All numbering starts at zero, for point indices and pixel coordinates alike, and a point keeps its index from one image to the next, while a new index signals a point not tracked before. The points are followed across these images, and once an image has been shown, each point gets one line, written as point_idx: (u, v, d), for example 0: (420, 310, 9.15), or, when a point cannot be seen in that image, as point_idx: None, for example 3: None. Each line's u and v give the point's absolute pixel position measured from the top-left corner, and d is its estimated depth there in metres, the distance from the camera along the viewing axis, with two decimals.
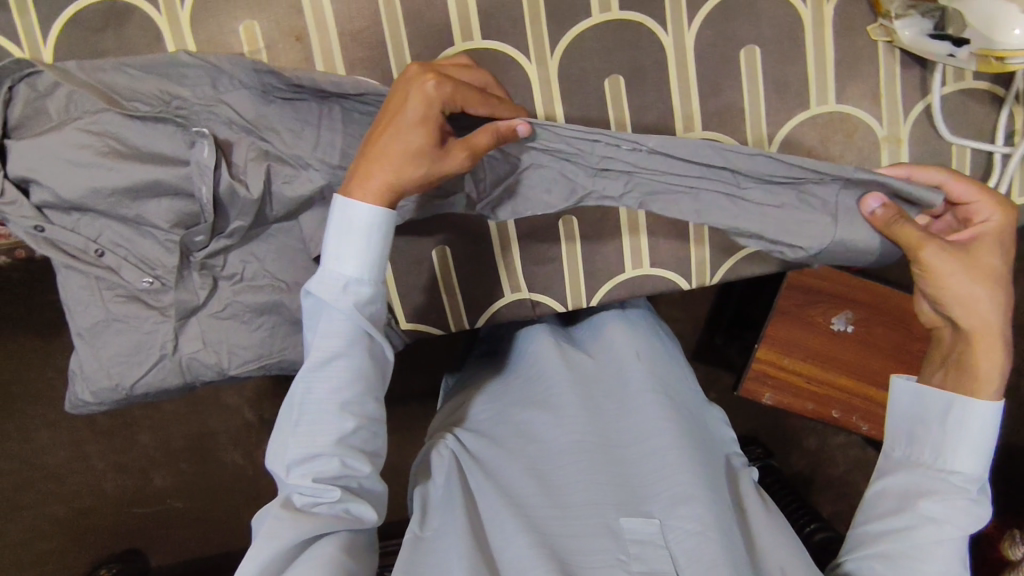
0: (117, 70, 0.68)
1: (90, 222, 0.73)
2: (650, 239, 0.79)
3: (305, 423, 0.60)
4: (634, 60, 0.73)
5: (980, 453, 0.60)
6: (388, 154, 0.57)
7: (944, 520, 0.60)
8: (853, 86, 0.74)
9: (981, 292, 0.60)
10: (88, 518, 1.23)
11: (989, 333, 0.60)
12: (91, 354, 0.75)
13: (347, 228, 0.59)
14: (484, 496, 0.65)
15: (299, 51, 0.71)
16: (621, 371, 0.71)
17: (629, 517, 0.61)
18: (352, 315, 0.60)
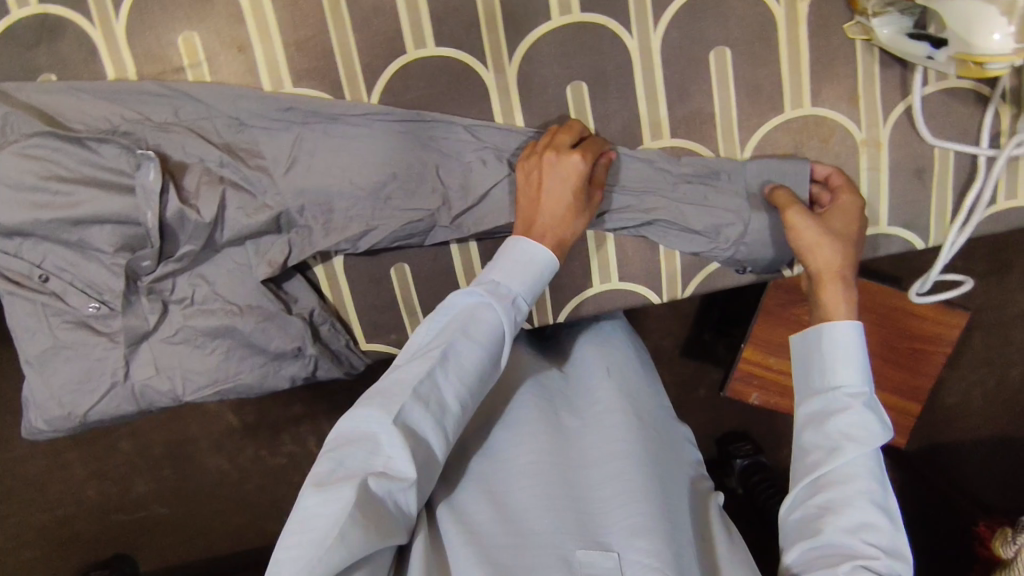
0: (67, 93, 0.66)
1: (33, 247, 0.70)
2: (620, 252, 0.75)
3: (421, 394, 0.53)
4: (597, 65, 0.69)
5: (857, 365, 0.58)
6: (552, 206, 0.63)
7: (848, 439, 0.56)
8: (830, 87, 0.70)
9: (828, 237, 0.62)
10: (72, 527, 1.20)
11: (831, 272, 0.61)
12: (42, 383, 0.72)
13: (527, 257, 0.60)
14: (439, 520, 0.59)
15: (242, 64, 0.68)
16: (593, 393, 0.68)
17: (588, 550, 0.57)
18: (508, 325, 0.58)
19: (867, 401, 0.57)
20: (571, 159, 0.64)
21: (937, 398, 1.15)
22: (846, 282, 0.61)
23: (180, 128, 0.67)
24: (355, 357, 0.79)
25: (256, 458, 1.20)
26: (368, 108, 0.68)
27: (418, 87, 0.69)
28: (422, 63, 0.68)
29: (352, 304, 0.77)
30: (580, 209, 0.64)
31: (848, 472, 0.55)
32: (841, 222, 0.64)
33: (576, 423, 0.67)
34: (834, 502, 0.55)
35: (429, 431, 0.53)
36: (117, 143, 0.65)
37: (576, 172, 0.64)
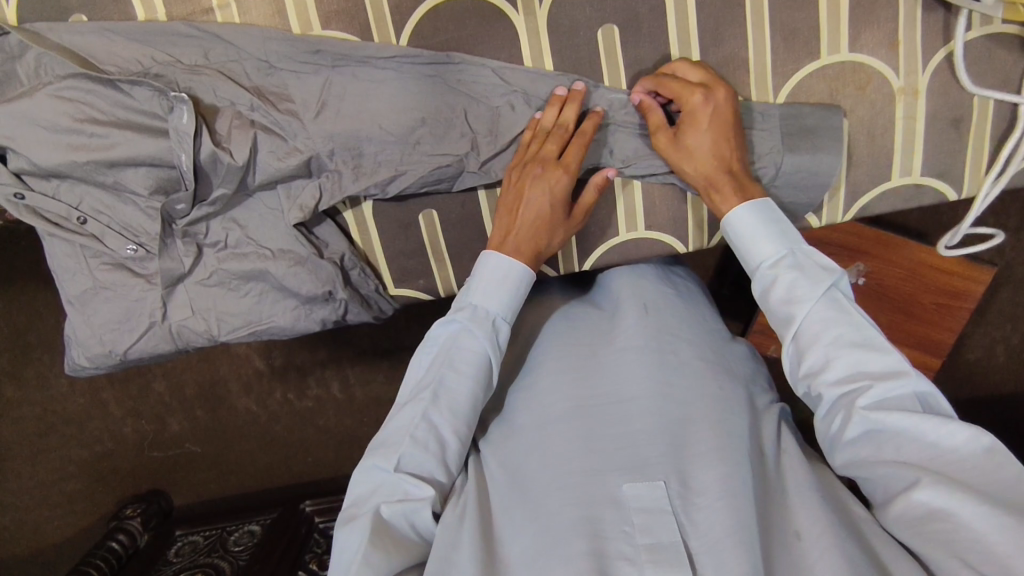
0: (97, 34, 0.66)
1: (70, 189, 0.72)
2: (647, 200, 0.74)
3: (416, 437, 0.61)
4: (629, 7, 0.67)
5: (764, 234, 0.63)
6: (536, 202, 0.66)
7: (796, 302, 0.60)
8: (868, 32, 0.68)
9: (690, 145, 0.65)
10: (112, 461, 1.27)
11: (708, 179, 0.66)
12: (84, 321, 0.75)
13: (506, 274, 0.65)
14: (493, 475, 0.65)
15: (271, 5, 0.67)
16: (625, 329, 0.68)
17: (633, 483, 0.59)
18: (489, 350, 0.64)
19: (794, 254, 0.62)
20: (558, 177, 0.66)
21: (959, 354, 1.14)
22: (729, 181, 0.65)
23: (210, 71, 0.67)
24: (383, 301, 0.80)
25: (285, 400, 1.24)
26: (396, 50, 0.67)
27: (447, 30, 0.68)
28: (452, 4, 0.67)
29: (380, 249, 0.77)
30: (560, 219, 0.67)
31: (815, 331, 0.59)
32: (702, 112, 0.65)
33: (612, 357, 0.67)
34: (815, 367, 0.59)
35: (437, 431, 0.62)
36: (150, 85, 0.66)
37: (560, 188, 0.66)
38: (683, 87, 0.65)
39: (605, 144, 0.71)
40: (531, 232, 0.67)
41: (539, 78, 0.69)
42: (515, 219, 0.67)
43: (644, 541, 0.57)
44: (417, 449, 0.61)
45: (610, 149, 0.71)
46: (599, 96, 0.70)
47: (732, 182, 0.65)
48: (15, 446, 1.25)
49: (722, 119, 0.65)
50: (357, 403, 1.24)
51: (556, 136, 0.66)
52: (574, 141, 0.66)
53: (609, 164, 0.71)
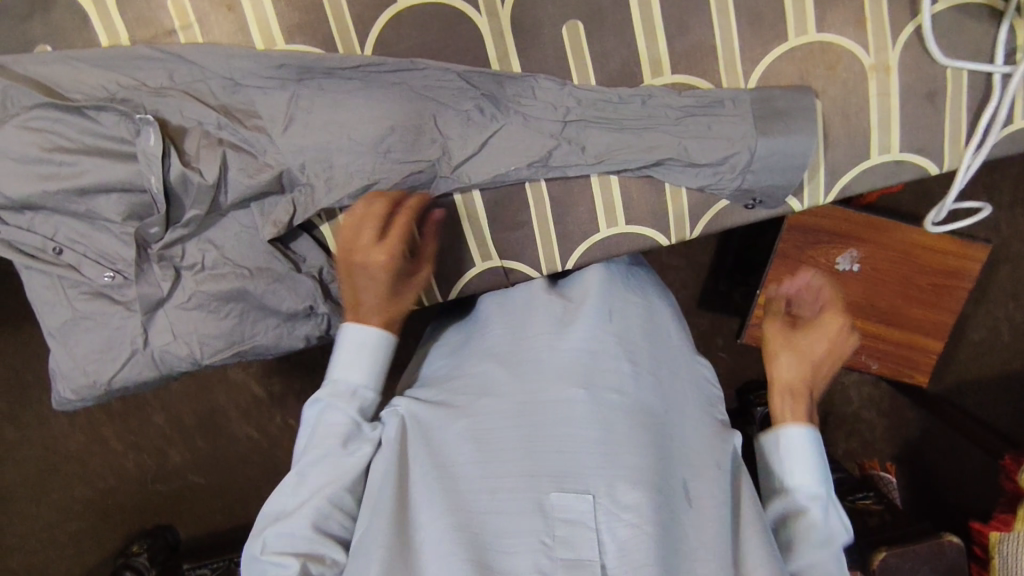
0: (63, 63, 0.66)
1: (45, 220, 0.72)
2: (625, 194, 0.73)
3: (284, 515, 0.65)
4: (590, 3, 0.67)
5: (811, 472, 0.70)
6: (362, 280, 0.66)
7: (807, 546, 0.68)
8: (834, 12, 0.67)
9: (813, 349, 0.74)
10: (114, 500, 1.24)
11: (782, 385, 0.74)
12: (65, 353, 0.74)
13: (361, 347, 0.67)
14: (417, 461, 0.67)
15: (233, 22, 0.67)
16: (580, 327, 0.69)
17: (562, 493, 0.62)
18: (352, 417, 0.67)
19: (825, 505, 0.69)
20: (382, 262, 0.65)
21: (959, 336, 1.12)
22: (790, 397, 0.73)
23: (175, 92, 0.66)
24: None
25: (284, 425, 1.24)
26: (361, 60, 0.67)
27: (412, 37, 0.68)
28: (414, 11, 0.67)
29: None
30: (396, 290, 0.68)
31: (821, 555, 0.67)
32: (823, 326, 0.74)
33: (560, 354, 0.68)
34: (793, 525, 0.69)
35: (307, 507, 0.65)
36: (116, 110, 0.65)
37: (394, 271, 0.65)
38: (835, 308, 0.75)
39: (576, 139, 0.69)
40: (381, 309, 0.68)
41: (509, 78, 0.69)
42: (360, 297, 0.67)
43: (562, 556, 0.60)
44: (286, 526, 0.64)
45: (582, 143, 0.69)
46: (568, 93, 0.69)
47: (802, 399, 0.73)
48: (13, 489, 1.23)
49: (839, 351, 0.74)
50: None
51: (376, 216, 0.65)
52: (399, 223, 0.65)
53: (582, 160, 0.69)
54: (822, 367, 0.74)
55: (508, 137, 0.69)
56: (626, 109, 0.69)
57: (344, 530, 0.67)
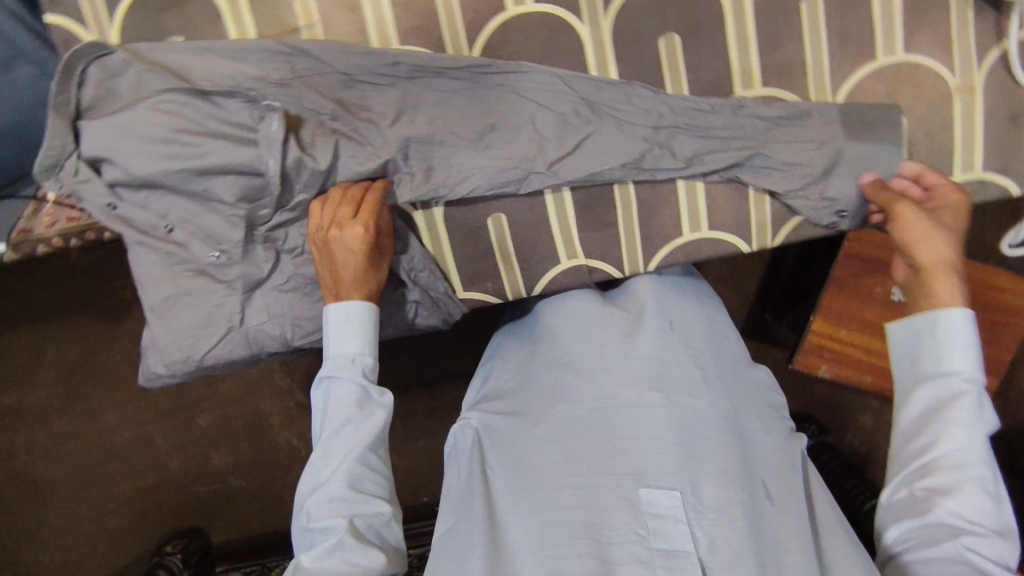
0: (195, 53, 0.71)
1: (159, 199, 0.75)
2: (710, 200, 0.76)
3: (317, 492, 0.67)
4: (688, 18, 0.71)
5: (970, 351, 0.65)
6: (351, 255, 0.67)
7: (956, 427, 0.63)
8: (922, 34, 0.70)
9: (940, 233, 0.67)
10: (154, 497, 1.26)
11: (941, 265, 0.67)
12: (164, 327, 0.78)
13: (347, 321, 0.68)
14: (495, 470, 0.71)
15: (354, 24, 0.72)
16: (648, 333, 0.72)
17: (649, 488, 0.65)
18: (359, 383, 0.69)
19: (981, 391, 0.64)
20: (359, 234, 0.66)
21: (1014, 370, 1.13)
22: (954, 273, 0.66)
23: (297, 84, 0.71)
24: (452, 305, 0.81)
25: None
26: (469, 58, 0.71)
27: (518, 42, 0.72)
28: (523, 18, 0.71)
29: (450, 254, 0.78)
30: (376, 265, 0.69)
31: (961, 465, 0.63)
32: (959, 206, 0.69)
33: (627, 361, 0.70)
34: (945, 435, 0.63)
35: (338, 471, 0.67)
36: (242, 96, 0.71)
37: (359, 244, 0.66)
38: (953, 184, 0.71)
39: (670, 143, 0.73)
40: (357, 282, 0.68)
41: (605, 83, 0.72)
42: (338, 270, 0.68)
43: (659, 547, 0.63)
44: (325, 493, 0.67)
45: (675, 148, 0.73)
46: (661, 99, 0.72)
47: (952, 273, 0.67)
48: (59, 481, 1.26)
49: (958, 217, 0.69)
50: (398, 436, 1.20)
51: (349, 200, 0.68)
52: (358, 202, 0.68)
53: (672, 163, 0.73)
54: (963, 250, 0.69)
55: (601, 139, 0.73)
56: (716, 116, 0.72)
57: (380, 487, 0.70)
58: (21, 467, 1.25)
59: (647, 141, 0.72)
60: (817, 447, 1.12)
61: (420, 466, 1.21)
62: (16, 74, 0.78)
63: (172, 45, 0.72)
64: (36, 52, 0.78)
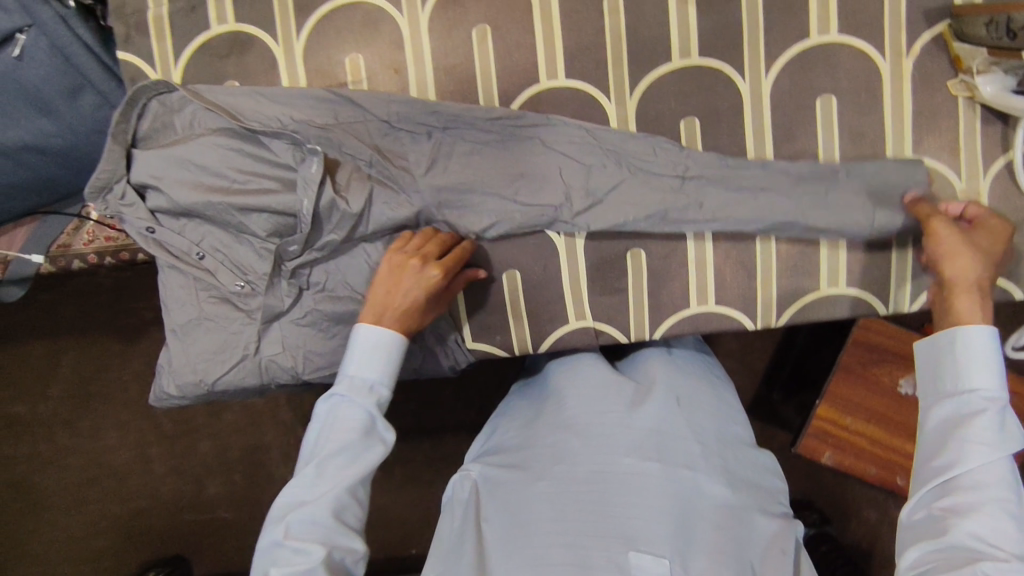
0: (247, 95, 0.76)
1: (195, 228, 0.80)
2: (718, 276, 0.78)
3: (297, 517, 0.61)
4: (709, 104, 0.75)
5: (992, 370, 0.60)
6: (413, 291, 0.68)
7: (975, 444, 0.58)
8: (930, 138, 0.74)
9: (967, 249, 0.65)
10: (143, 521, 1.27)
11: (964, 283, 0.64)
12: (182, 349, 0.80)
13: (377, 346, 0.66)
14: (488, 518, 0.70)
15: (397, 83, 0.77)
16: (655, 408, 0.73)
17: (638, 553, 0.64)
18: (372, 412, 0.65)
19: (1003, 411, 0.59)
20: (433, 276, 0.68)
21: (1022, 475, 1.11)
22: (978, 294, 0.63)
23: (338, 129, 0.75)
24: (460, 353, 0.82)
25: None
26: (501, 112, 0.75)
27: (547, 113, 0.77)
28: (553, 91, 0.76)
29: (464, 304, 0.81)
30: (425, 312, 0.70)
31: (980, 484, 0.57)
32: (989, 230, 0.67)
33: (629, 429, 0.71)
34: (963, 453, 0.58)
35: (328, 497, 0.62)
36: (288, 138, 0.74)
37: (428, 285, 0.68)
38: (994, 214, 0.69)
39: (696, 196, 0.73)
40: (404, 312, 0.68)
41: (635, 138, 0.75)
42: (403, 287, 0.68)
43: None
44: (307, 515, 0.61)
45: (700, 202, 0.73)
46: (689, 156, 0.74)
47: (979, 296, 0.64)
48: (53, 495, 1.27)
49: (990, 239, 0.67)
50: (393, 482, 1.21)
51: (437, 244, 0.71)
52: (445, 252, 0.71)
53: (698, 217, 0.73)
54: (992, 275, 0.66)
55: (628, 190, 0.74)
56: (743, 173, 0.74)
57: (358, 522, 0.64)
58: (20, 475, 1.27)
59: (673, 194, 0.73)
60: (817, 538, 1.13)
61: (411, 518, 1.21)
62: (81, 102, 0.84)
63: (226, 89, 0.77)
64: (103, 84, 0.84)
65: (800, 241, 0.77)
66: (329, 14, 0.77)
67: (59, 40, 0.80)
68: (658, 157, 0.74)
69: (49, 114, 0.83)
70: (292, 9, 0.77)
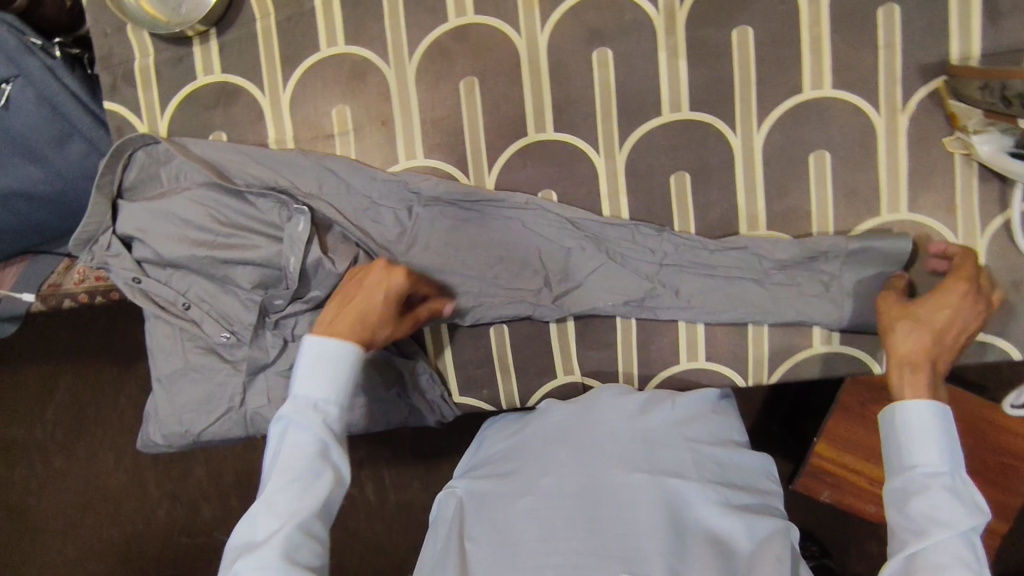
0: (232, 154, 0.76)
1: (181, 277, 0.79)
2: (708, 332, 0.77)
3: (245, 560, 0.55)
4: (700, 158, 0.74)
5: (937, 443, 0.57)
6: (368, 293, 0.65)
7: (933, 523, 0.54)
8: (926, 196, 0.72)
9: (906, 326, 0.63)
10: (138, 546, 1.25)
11: (903, 361, 0.62)
12: (167, 399, 0.79)
13: (321, 358, 0.61)
14: (474, 541, 0.66)
15: (383, 134, 0.76)
16: (651, 418, 0.71)
17: (631, 574, 0.59)
18: (318, 432, 0.59)
19: (955, 485, 0.56)
20: (395, 278, 0.65)
21: None
22: (918, 372, 0.61)
23: (324, 199, 0.75)
24: (447, 407, 0.82)
25: None
26: (482, 194, 0.74)
27: (535, 167, 0.75)
28: (541, 144, 0.75)
29: (451, 358, 0.80)
30: (382, 320, 0.65)
31: (942, 565, 0.53)
32: (951, 297, 0.63)
33: (616, 444, 0.69)
34: (920, 533, 0.54)
35: (275, 535, 0.56)
36: (275, 198, 0.74)
37: (391, 289, 0.65)
38: (965, 276, 0.65)
39: (676, 277, 0.75)
40: (361, 318, 0.64)
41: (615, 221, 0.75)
42: (356, 297, 0.65)
43: None
44: (258, 560, 0.55)
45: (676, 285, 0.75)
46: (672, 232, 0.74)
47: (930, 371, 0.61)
48: (49, 518, 1.26)
49: (951, 305, 0.63)
50: (386, 511, 1.19)
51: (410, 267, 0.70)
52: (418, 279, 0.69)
53: (675, 300, 0.75)
54: (947, 345, 0.63)
55: (609, 270, 0.75)
56: (724, 258, 0.73)
57: (318, 562, 0.58)
58: (16, 499, 1.27)
59: (654, 275, 0.75)
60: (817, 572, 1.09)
61: (406, 546, 1.19)
62: (69, 150, 0.83)
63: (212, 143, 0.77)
64: (92, 132, 0.84)
65: None
66: (315, 65, 0.76)
67: (46, 90, 0.79)
68: (640, 233, 0.74)
69: (38, 162, 0.83)
70: (279, 60, 0.76)
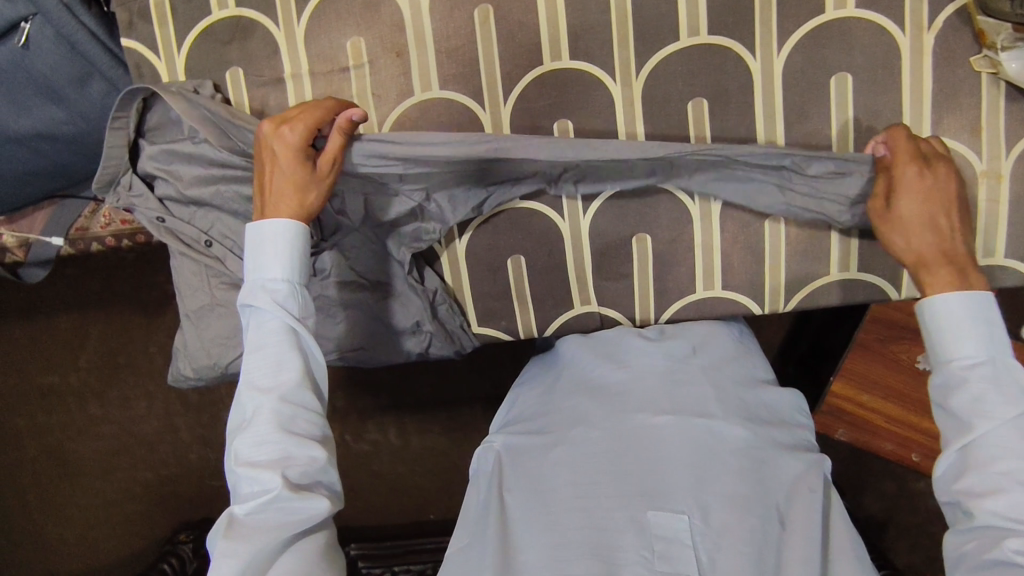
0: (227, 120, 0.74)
1: (204, 215, 0.80)
2: (725, 261, 0.78)
3: (242, 441, 0.60)
4: (718, 84, 0.73)
5: (977, 336, 0.60)
6: (276, 168, 0.65)
7: (978, 412, 0.58)
8: (951, 118, 0.71)
9: (913, 232, 0.65)
10: (174, 486, 1.30)
11: (927, 263, 0.64)
12: (195, 334, 0.82)
13: (264, 241, 0.64)
14: (512, 492, 0.68)
15: (398, 67, 0.76)
16: (672, 366, 0.73)
17: (657, 511, 0.63)
18: (278, 312, 0.63)
19: (1000, 370, 0.59)
20: (288, 141, 0.65)
21: None
22: (949, 266, 0.63)
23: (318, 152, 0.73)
24: (465, 338, 0.84)
25: (341, 442, 1.21)
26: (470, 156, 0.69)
27: (550, 96, 0.75)
28: (556, 74, 0.74)
29: (468, 290, 0.82)
30: (307, 178, 0.66)
31: (993, 452, 0.57)
32: (909, 188, 0.66)
33: (643, 394, 0.71)
34: (968, 422, 0.58)
35: (264, 411, 0.60)
36: None
37: (290, 149, 0.65)
38: (908, 155, 0.67)
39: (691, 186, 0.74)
40: (283, 197, 0.65)
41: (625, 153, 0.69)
42: (270, 184, 0.65)
43: (662, 569, 0.60)
44: (256, 437, 0.60)
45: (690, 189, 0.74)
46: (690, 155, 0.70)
47: (948, 267, 0.64)
48: (87, 461, 1.30)
49: (935, 190, 0.65)
50: (410, 451, 1.20)
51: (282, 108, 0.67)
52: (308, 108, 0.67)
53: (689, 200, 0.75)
54: (947, 233, 0.65)
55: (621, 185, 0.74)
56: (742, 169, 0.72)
57: (315, 429, 0.62)
58: (54, 444, 1.30)
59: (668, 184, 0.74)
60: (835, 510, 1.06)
61: (429, 485, 1.21)
62: (89, 90, 0.84)
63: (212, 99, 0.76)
64: (110, 70, 0.84)
65: (811, 227, 0.76)
66: None
67: (63, 28, 0.80)
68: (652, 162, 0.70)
69: (60, 102, 0.84)
70: None
